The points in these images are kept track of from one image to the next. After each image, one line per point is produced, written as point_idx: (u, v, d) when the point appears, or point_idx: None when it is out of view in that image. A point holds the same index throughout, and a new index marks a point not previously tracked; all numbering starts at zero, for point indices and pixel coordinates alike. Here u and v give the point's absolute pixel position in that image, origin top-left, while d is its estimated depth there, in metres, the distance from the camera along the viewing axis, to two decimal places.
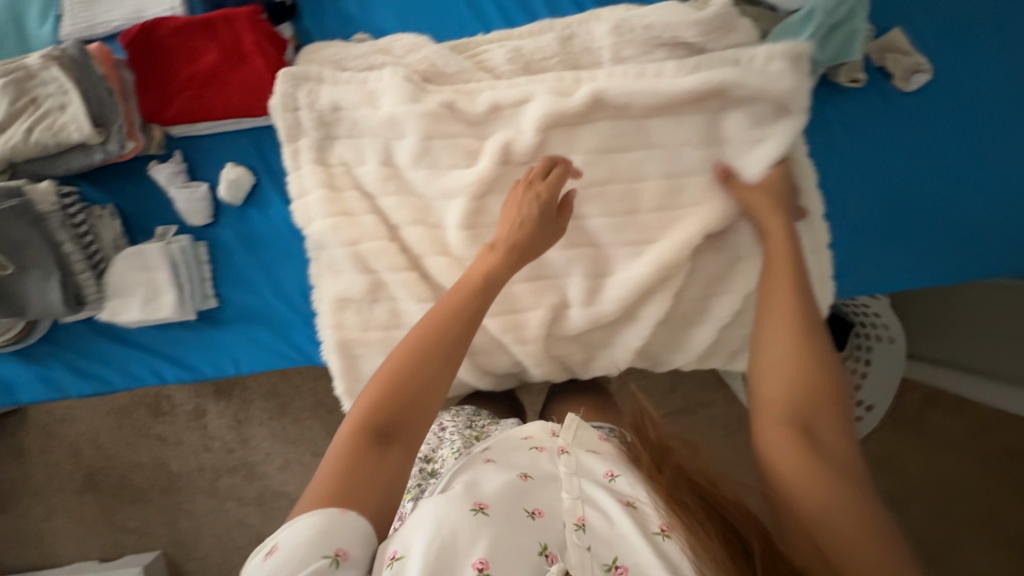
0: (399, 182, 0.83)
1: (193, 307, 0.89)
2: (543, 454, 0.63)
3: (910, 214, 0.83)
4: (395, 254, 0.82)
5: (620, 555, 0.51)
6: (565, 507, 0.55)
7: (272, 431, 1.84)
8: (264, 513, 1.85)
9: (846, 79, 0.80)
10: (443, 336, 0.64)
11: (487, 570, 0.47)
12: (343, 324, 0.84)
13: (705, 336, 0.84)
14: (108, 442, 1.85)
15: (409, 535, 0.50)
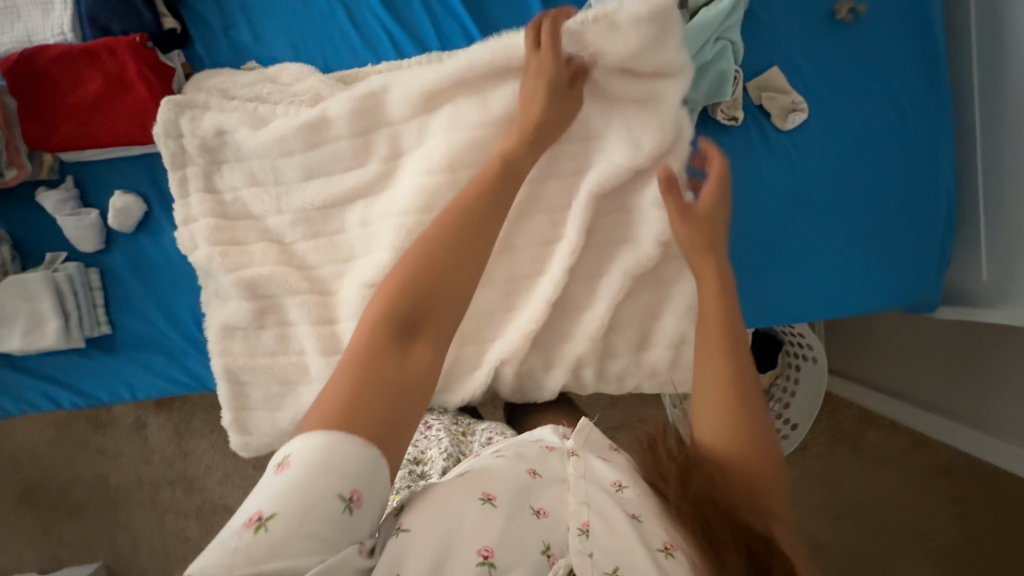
0: (285, 210, 0.83)
1: (83, 335, 0.89)
2: (552, 454, 0.60)
3: (818, 240, 0.85)
4: (281, 281, 0.83)
5: (620, 566, 0.49)
6: (570, 510, 0.54)
7: (212, 443, 1.84)
8: (203, 526, 1.85)
9: (723, 116, 0.82)
10: (472, 213, 0.57)
11: (491, 559, 0.48)
12: (229, 352, 0.85)
13: (588, 366, 0.86)
14: (46, 455, 1.84)
15: (415, 514, 0.51)
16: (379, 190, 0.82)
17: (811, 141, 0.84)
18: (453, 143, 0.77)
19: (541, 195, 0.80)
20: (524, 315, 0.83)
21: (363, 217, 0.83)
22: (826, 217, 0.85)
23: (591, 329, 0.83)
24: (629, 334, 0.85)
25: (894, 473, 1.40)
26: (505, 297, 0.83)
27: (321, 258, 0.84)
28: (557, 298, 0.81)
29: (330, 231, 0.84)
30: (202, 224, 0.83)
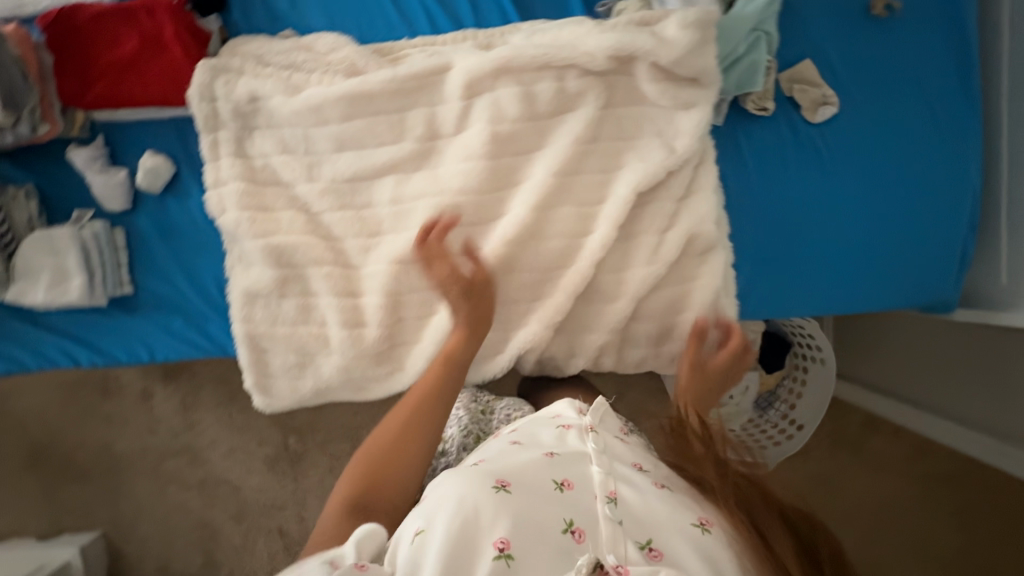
0: (315, 180, 0.84)
1: (106, 293, 0.89)
2: (569, 433, 0.63)
3: (840, 235, 0.86)
4: (306, 250, 0.83)
5: (654, 538, 0.51)
6: (596, 481, 0.56)
7: (218, 418, 1.86)
8: (205, 498, 1.88)
9: (755, 106, 0.82)
10: (440, 383, 0.69)
11: (507, 550, 0.48)
12: (251, 319, 0.85)
13: (608, 350, 0.86)
14: (55, 419, 1.88)
15: (431, 509, 0.52)
16: (410, 165, 0.82)
17: (843, 134, 0.84)
18: (483, 127, 0.79)
19: (572, 176, 0.80)
20: (548, 299, 0.82)
21: (391, 190, 0.83)
22: (853, 215, 0.85)
23: (614, 318, 0.83)
24: (651, 324, 0.84)
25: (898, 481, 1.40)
26: (531, 283, 0.82)
27: (346, 230, 0.84)
28: (580, 283, 0.81)
29: (358, 203, 0.84)
30: (232, 188, 0.83)
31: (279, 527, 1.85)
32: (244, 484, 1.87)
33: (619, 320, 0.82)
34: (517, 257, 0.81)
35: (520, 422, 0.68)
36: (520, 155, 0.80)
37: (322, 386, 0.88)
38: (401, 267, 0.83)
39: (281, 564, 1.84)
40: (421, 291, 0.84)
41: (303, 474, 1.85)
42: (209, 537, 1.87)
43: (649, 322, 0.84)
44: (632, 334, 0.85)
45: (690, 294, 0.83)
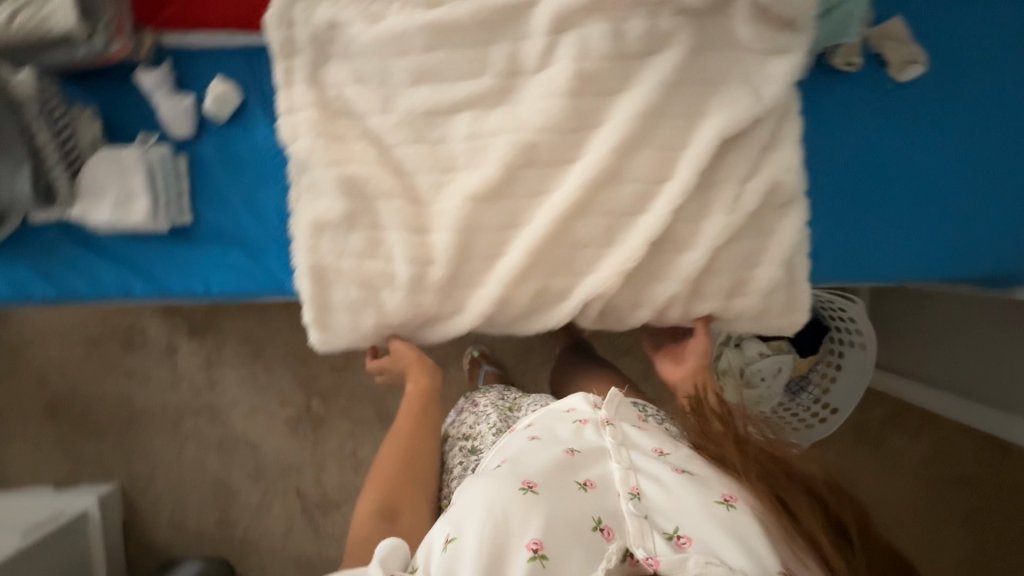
0: (391, 112, 0.82)
1: (168, 220, 0.88)
2: (587, 428, 0.76)
3: (918, 200, 0.84)
4: (378, 185, 0.82)
5: (680, 526, 0.62)
6: (618, 476, 0.68)
7: (242, 377, 1.82)
8: (224, 458, 1.83)
9: (841, 62, 0.81)
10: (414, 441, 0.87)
11: (541, 549, 0.59)
12: (318, 251, 0.83)
13: (676, 303, 0.85)
14: (75, 370, 1.81)
15: (464, 516, 0.63)
16: (488, 104, 0.81)
17: (918, 93, 0.82)
18: (570, 66, 0.77)
19: (655, 121, 0.79)
20: (621, 246, 0.81)
21: (467, 126, 0.82)
22: (929, 180, 0.84)
23: (689, 269, 0.81)
24: (724, 278, 0.83)
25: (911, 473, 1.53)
26: (604, 228, 0.81)
27: (417, 167, 0.83)
28: (658, 230, 0.79)
29: (432, 139, 0.83)
30: (307, 115, 0.82)
31: (296, 489, 1.83)
32: (263, 445, 1.83)
33: (693, 271, 0.81)
34: (591, 200, 0.81)
35: (535, 418, 0.80)
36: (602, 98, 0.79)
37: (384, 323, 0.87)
38: (474, 207, 0.81)
39: (297, 526, 1.83)
40: (491, 231, 0.83)
41: (324, 436, 1.83)
42: (226, 497, 1.83)
43: (723, 277, 0.83)
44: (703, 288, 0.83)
45: (767, 248, 0.82)
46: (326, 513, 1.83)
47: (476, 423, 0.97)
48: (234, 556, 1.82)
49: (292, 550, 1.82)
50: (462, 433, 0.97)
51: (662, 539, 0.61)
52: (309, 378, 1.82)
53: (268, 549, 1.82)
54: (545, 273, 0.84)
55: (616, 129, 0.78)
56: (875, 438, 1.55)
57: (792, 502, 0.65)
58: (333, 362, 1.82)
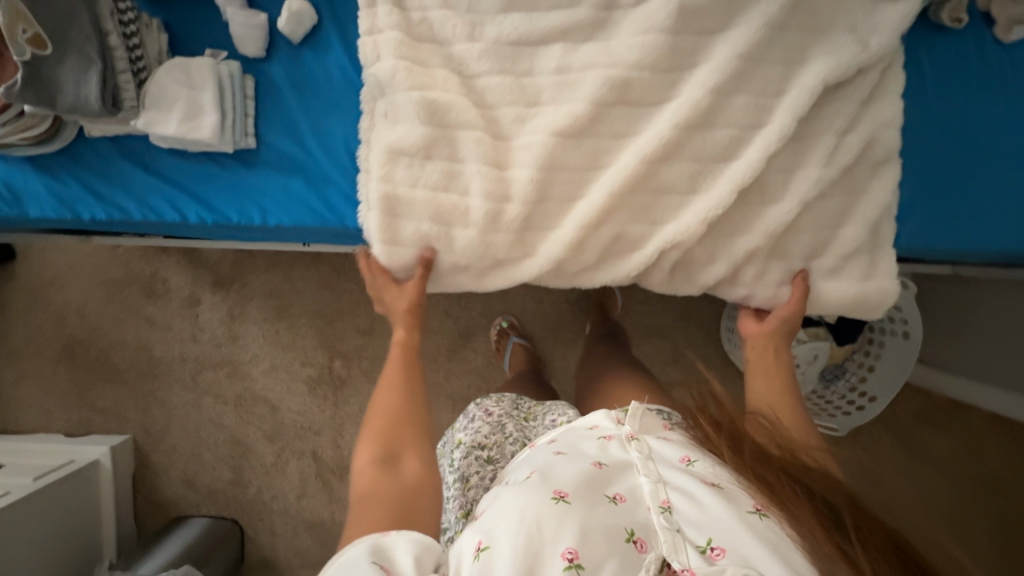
0: (478, 40, 0.79)
1: (232, 140, 0.86)
2: (611, 443, 0.65)
3: (994, 172, 0.86)
4: (459, 114, 0.78)
5: (714, 538, 0.53)
6: (646, 491, 0.58)
7: (264, 333, 1.76)
8: (240, 415, 1.76)
9: (948, 18, 0.85)
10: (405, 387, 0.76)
11: (577, 561, 0.49)
12: (392, 179, 0.80)
13: (756, 258, 0.82)
14: (95, 315, 1.78)
15: (491, 527, 0.54)
16: (579, 38, 0.78)
17: (931, 85, 0.87)
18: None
19: (752, 68, 0.77)
20: (706, 194, 0.78)
21: (556, 58, 0.79)
22: (965, 161, 0.86)
23: (775, 221, 0.79)
24: (808, 237, 0.81)
25: (941, 474, 1.43)
26: (690, 174, 0.79)
27: (501, 98, 0.80)
28: (747, 176, 0.77)
29: (519, 71, 0.80)
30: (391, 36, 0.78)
31: (313, 451, 1.74)
32: (282, 404, 1.76)
33: (779, 224, 0.79)
34: (681, 143, 0.77)
35: (557, 433, 0.69)
36: (699, 37, 0.76)
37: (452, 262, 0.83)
38: (559, 142, 0.78)
39: (311, 489, 1.74)
40: (574, 168, 0.79)
41: (345, 398, 1.75)
42: (240, 455, 1.75)
43: (807, 233, 0.81)
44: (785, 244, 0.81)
45: (857, 205, 0.80)
46: (342, 479, 1.73)
47: (491, 432, 0.90)
48: (245, 517, 1.74)
49: (304, 515, 1.73)
50: (472, 442, 0.89)
51: (694, 554, 0.52)
52: (332, 338, 1.75)
53: (279, 512, 1.73)
54: (625, 219, 0.80)
55: (711, 70, 0.76)
56: (904, 432, 1.45)
57: (789, 498, 0.55)
58: (357, 324, 1.75)
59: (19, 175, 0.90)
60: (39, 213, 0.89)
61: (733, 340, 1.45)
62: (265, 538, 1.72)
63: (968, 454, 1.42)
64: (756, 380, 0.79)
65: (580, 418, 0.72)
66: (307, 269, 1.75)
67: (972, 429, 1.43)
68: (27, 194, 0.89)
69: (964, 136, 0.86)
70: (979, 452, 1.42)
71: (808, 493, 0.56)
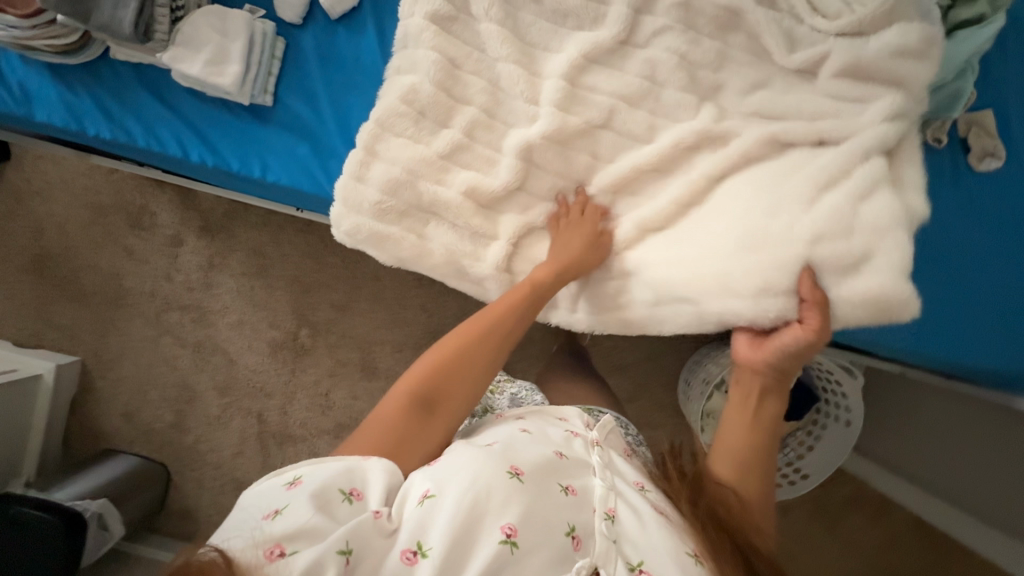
0: (515, 50, 0.85)
1: (249, 94, 0.90)
2: (577, 439, 0.71)
3: (919, 283, 0.93)
4: (473, 143, 0.86)
5: (645, 561, 0.59)
6: (598, 493, 0.64)
7: (239, 287, 1.75)
8: (196, 362, 1.74)
9: (931, 135, 0.93)
10: (509, 324, 0.78)
11: (513, 536, 0.56)
12: (359, 176, 0.85)
13: None
14: (75, 233, 1.76)
15: (445, 478, 0.60)
16: (596, 61, 0.85)
17: None
18: (670, 58, 0.83)
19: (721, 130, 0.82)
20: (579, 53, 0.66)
21: (568, 84, 0.85)
22: None
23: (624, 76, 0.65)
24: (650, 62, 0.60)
25: (854, 564, 1.47)
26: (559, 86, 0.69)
27: (518, 124, 0.86)
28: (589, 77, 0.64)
29: (532, 96, 0.86)
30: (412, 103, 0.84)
31: (259, 412, 1.73)
32: (240, 359, 1.74)
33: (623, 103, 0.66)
34: (645, 186, 0.87)
35: (525, 412, 0.75)
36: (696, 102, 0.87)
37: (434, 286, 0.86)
38: (536, 165, 0.87)
39: (249, 449, 1.72)
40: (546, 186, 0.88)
41: (304, 367, 1.73)
42: (186, 401, 1.74)
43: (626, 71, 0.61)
44: (735, 281, 0.73)
45: None
46: (282, 447, 1.71)
47: None
48: (176, 462, 1.72)
49: (236, 474, 1.71)
50: None
51: (623, 569, 0.59)
52: (306, 306, 1.74)
53: (212, 466, 1.72)
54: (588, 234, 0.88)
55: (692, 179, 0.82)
56: (830, 517, 1.49)
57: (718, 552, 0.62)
58: (333, 298, 1.73)
59: (35, 79, 0.92)
60: (46, 119, 0.91)
61: (688, 391, 1.47)
62: (192, 488, 1.71)
63: (885, 550, 1.46)
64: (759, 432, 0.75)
65: (554, 406, 0.79)
66: (296, 234, 1.74)
67: (895, 529, 1.46)
68: (39, 99, 0.91)
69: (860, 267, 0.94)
70: (896, 552, 1.45)
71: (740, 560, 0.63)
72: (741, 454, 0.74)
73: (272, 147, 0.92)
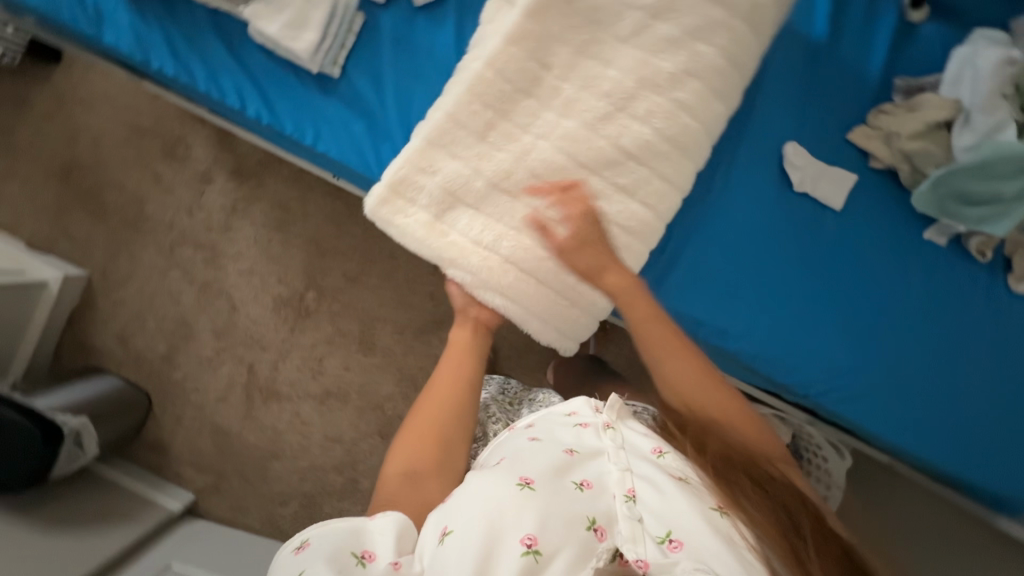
0: (588, 79, 0.86)
1: (320, 64, 0.90)
2: (586, 432, 0.65)
3: (922, 374, 0.94)
4: (530, 157, 0.85)
5: (673, 530, 0.54)
6: (613, 479, 0.60)
7: (257, 237, 1.75)
8: (200, 301, 1.75)
9: (976, 248, 0.92)
10: (465, 367, 0.73)
11: (535, 547, 0.51)
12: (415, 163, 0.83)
13: None
14: (107, 149, 1.76)
15: (455, 511, 0.56)
16: (664, 106, 0.85)
17: (914, 282, 0.94)
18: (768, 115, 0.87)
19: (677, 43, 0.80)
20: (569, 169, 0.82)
21: (632, 124, 0.85)
22: (898, 372, 0.94)
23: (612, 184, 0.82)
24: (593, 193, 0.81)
25: None
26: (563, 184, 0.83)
27: (578, 147, 0.85)
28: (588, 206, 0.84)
29: (597, 126, 0.86)
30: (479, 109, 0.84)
31: (250, 363, 1.73)
32: (242, 307, 1.74)
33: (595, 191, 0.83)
34: None
35: (535, 418, 0.69)
36: (713, 122, 0.88)
37: (467, 283, 0.83)
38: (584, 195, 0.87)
39: (233, 397, 1.73)
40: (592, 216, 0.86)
41: (303, 329, 1.73)
42: (181, 337, 1.75)
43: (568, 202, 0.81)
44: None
45: None
46: (265, 401, 1.72)
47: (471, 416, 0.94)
48: (160, 394, 1.74)
49: (215, 418, 1.73)
50: None
51: (652, 545, 0.53)
52: (317, 269, 1.73)
53: (193, 406, 1.73)
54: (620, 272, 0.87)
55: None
56: None
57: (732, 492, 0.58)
58: (346, 268, 1.73)
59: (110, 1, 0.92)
60: (113, 42, 0.91)
61: None
62: (170, 423, 1.73)
63: None
64: (675, 358, 0.70)
65: (560, 402, 0.72)
66: (324, 196, 1.73)
67: None
68: (110, 22, 0.92)
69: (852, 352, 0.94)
70: None
71: (759, 500, 0.58)
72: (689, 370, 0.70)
73: (317, 113, 0.92)
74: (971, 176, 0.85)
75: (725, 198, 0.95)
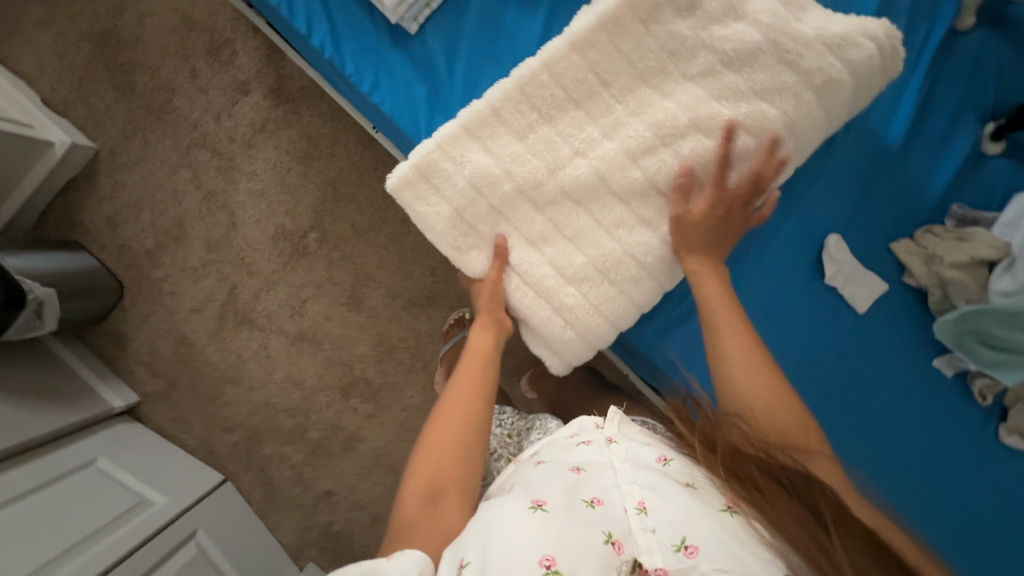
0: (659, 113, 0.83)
1: (399, 16, 0.86)
2: (589, 446, 0.65)
3: (924, 459, 0.94)
4: (559, 171, 0.83)
5: (687, 535, 0.53)
6: (622, 492, 0.58)
7: (276, 162, 1.70)
8: (201, 208, 1.70)
9: (979, 390, 0.92)
10: (484, 375, 0.74)
11: (554, 566, 0.50)
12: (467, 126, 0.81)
13: None
14: (152, 28, 1.70)
15: (469, 541, 0.54)
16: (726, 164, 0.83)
17: (924, 379, 0.95)
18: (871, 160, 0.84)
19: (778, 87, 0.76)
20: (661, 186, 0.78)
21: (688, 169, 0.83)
22: (901, 457, 0.95)
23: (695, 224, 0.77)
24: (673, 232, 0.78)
25: None
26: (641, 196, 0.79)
27: (630, 179, 0.83)
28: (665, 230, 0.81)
29: (654, 162, 0.83)
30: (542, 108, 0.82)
31: (233, 284, 1.69)
32: (241, 227, 1.70)
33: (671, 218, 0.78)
34: None
35: (540, 446, 0.70)
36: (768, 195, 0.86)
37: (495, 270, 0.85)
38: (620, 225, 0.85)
39: (207, 311, 1.69)
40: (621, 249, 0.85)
41: (297, 266, 1.69)
42: (172, 238, 1.70)
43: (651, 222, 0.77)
44: None
45: None
46: (237, 326, 1.68)
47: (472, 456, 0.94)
48: (134, 288, 1.69)
49: (183, 328, 1.68)
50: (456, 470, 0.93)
51: (667, 552, 0.52)
52: (327, 212, 1.69)
53: (165, 309, 1.69)
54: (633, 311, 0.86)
55: None
56: None
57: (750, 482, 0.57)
58: (355, 219, 1.68)
59: None
60: None
61: None
62: (136, 319, 1.68)
63: None
64: (731, 334, 0.72)
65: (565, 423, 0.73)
66: (355, 142, 1.69)
67: None
68: None
69: (874, 423, 0.95)
70: None
71: (779, 493, 0.56)
72: (744, 358, 0.69)
73: (382, 61, 0.89)
74: (1004, 322, 0.83)
75: (757, 265, 0.94)
